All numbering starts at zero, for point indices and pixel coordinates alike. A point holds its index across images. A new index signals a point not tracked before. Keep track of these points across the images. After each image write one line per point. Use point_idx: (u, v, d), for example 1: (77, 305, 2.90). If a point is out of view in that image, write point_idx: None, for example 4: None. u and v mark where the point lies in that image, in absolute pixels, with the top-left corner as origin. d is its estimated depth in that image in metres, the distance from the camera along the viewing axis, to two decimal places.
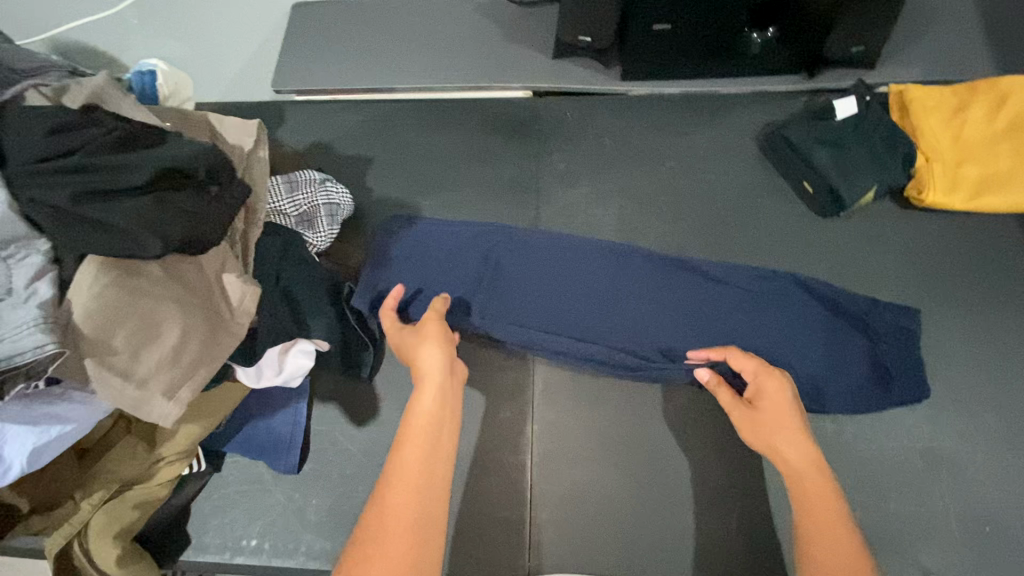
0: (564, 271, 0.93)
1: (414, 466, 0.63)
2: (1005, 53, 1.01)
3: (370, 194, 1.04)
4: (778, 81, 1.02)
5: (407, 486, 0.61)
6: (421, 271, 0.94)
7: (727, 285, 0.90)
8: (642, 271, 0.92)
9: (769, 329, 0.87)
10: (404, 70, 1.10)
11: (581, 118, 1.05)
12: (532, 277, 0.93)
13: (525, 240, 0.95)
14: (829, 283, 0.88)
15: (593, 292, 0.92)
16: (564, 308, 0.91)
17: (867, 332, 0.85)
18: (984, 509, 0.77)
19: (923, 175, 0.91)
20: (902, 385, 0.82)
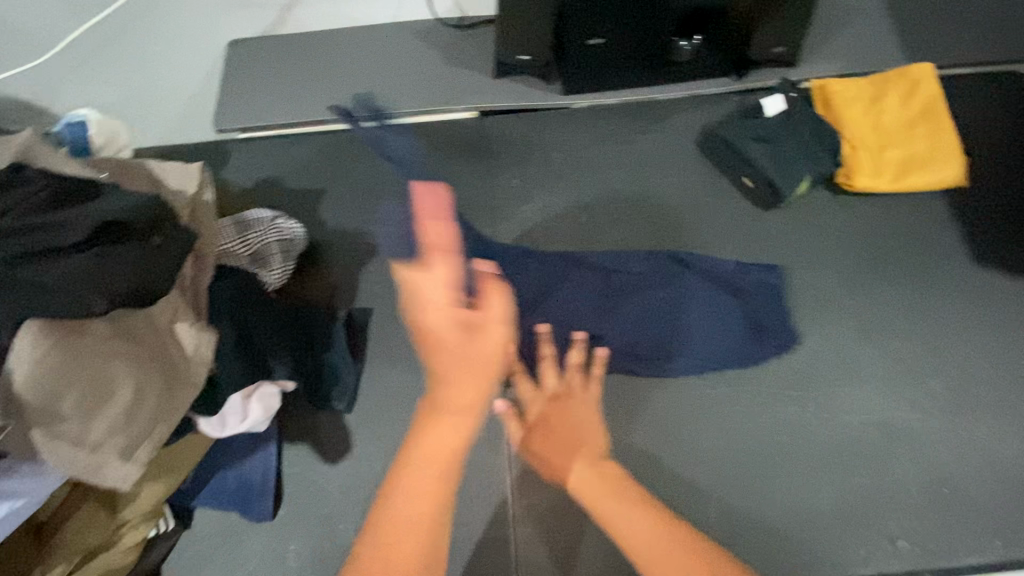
0: (532, 274, 0.95)
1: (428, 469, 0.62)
2: (913, 42, 1.09)
3: (324, 225, 1.03)
4: (712, 83, 1.07)
5: (422, 488, 0.60)
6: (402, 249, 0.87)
7: (614, 271, 0.94)
8: (605, 265, 0.95)
9: (655, 303, 0.91)
10: (348, 100, 1.10)
11: (528, 132, 1.07)
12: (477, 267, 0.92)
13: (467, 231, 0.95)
14: (703, 257, 0.94)
15: (560, 292, 0.93)
16: (533, 309, 0.92)
17: (739, 295, 0.91)
18: (940, 472, 0.81)
19: (850, 162, 0.97)
20: (775, 337, 0.88)
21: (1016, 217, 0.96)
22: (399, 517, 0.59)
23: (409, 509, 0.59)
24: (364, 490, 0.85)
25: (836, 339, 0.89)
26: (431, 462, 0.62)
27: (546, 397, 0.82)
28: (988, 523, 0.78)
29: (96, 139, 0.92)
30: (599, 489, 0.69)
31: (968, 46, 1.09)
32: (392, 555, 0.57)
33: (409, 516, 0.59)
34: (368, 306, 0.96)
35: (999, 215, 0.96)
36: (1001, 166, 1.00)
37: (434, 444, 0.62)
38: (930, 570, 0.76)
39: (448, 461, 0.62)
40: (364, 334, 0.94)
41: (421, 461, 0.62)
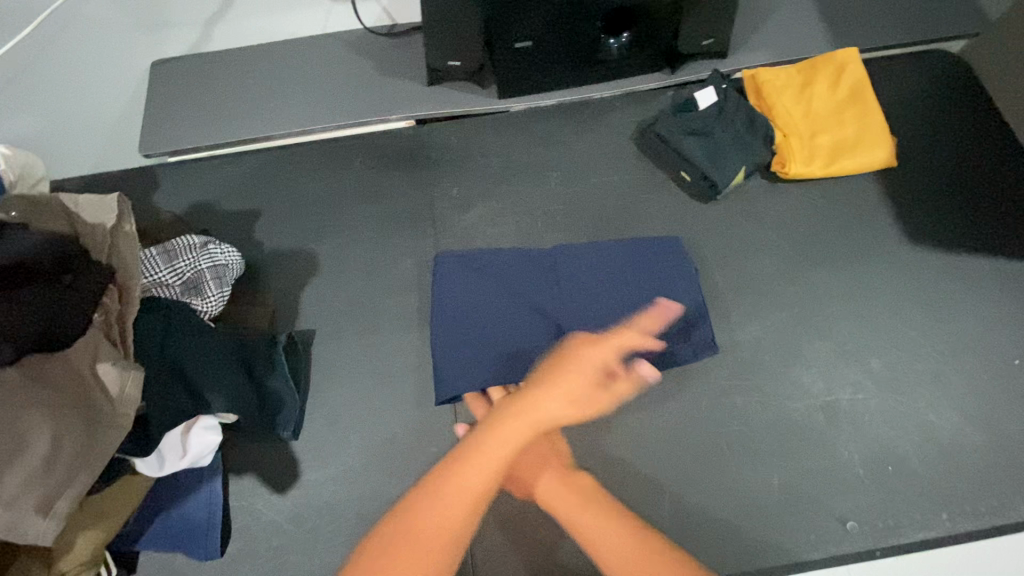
0: (498, 276, 0.94)
1: (471, 484, 0.62)
2: (838, 27, 1.11)
3: (261, 247, 1.00)
4: (646, 78, 1.07)
5: (452, 499, 0.61)
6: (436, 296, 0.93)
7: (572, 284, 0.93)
8: (584, 261, 0.94)
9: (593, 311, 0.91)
10: (279, 117, 1.07)
11: (466, 139, 1.06)
12: (469, 299, 0.92)
13: (464, 263, 0.95)
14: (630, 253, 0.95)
15: (525, 313, 0.91)
16: (495, 314, 0.91)
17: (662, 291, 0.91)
18: (884, 450, 0.83)
19: (782, 150, 0.98)
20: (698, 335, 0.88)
21: (944, 193, 0.99)
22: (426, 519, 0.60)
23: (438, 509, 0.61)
24: (315, 517, 0.83)
25: (778, 326, 0.90)
26: (477, 472, 0.63)
27: None
28: (931, 496, 0.80)
29: (8, 175, 0.88)
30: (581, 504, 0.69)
31: (890, 29, 1.11)
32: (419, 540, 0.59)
33: (443, 511, 0.61)
34: (310, 328, 0.94)
35: (928, 192, 0.99)
36: (927, 144, 1.03)
37: (481, 447, 0.64)
38: (878, 548, 0.78)
39: (493, 465, 0.64)
40: (307, 357, 0.92)
41: (473, 467, 0.63)
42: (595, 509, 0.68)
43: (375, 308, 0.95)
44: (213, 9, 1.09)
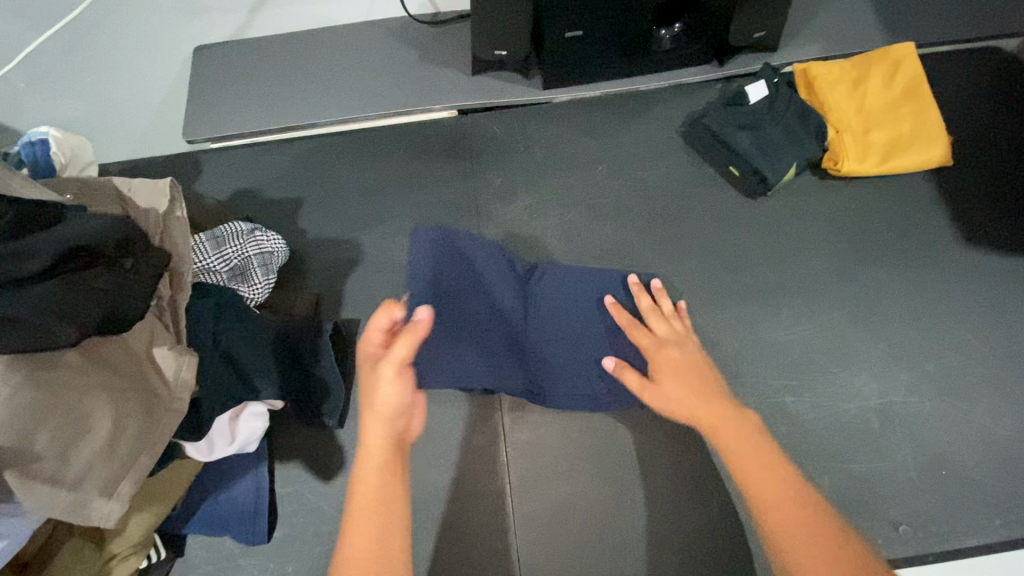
0: (477, 281, 0.90)
1: (369, 486, 0.61)
2: (892, 21, 1.08)
3: (305, 235, 1.00)
4: (693, 72, 1.06)
5: (364, 509, 0.60)
6: (417, 268, 0.85)
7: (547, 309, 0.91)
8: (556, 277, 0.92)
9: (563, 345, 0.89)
10: (322, 104, 1.07)
11: (510, 131, 1.05)
12: (444, 285, 0.87)
13: (458, 248, 0.90)
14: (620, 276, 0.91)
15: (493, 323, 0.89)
16: (468, 315, 0.88)
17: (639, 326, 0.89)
18: (939, 454, 0.81)
19: (836, 146, 0.96)
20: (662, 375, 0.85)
21: (1001, 194, 0.96)
22: (357, 536, 0.59)
23: (359, 529, 0.59)
24: None
25: (829, 326, 0.88)
26: (366, 480, 0.61)
27: (670, 343, 0.77)
28: (988, 501, 0.79)
29: (59, 158, 0.88)
30: (729, 429, 0.65)
31: (948, 23, 1.08)
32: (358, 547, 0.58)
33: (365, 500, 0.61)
34: (354, 317, 0.94)
35: (985, 193, 0.96)
36: (984, 143, 1.00)
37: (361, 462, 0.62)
38: (932, 553, 0.77)
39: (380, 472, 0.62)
40: (352, 345, 0.92)
41: (366, 458, 0.62)
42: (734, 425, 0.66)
43: None
44: None
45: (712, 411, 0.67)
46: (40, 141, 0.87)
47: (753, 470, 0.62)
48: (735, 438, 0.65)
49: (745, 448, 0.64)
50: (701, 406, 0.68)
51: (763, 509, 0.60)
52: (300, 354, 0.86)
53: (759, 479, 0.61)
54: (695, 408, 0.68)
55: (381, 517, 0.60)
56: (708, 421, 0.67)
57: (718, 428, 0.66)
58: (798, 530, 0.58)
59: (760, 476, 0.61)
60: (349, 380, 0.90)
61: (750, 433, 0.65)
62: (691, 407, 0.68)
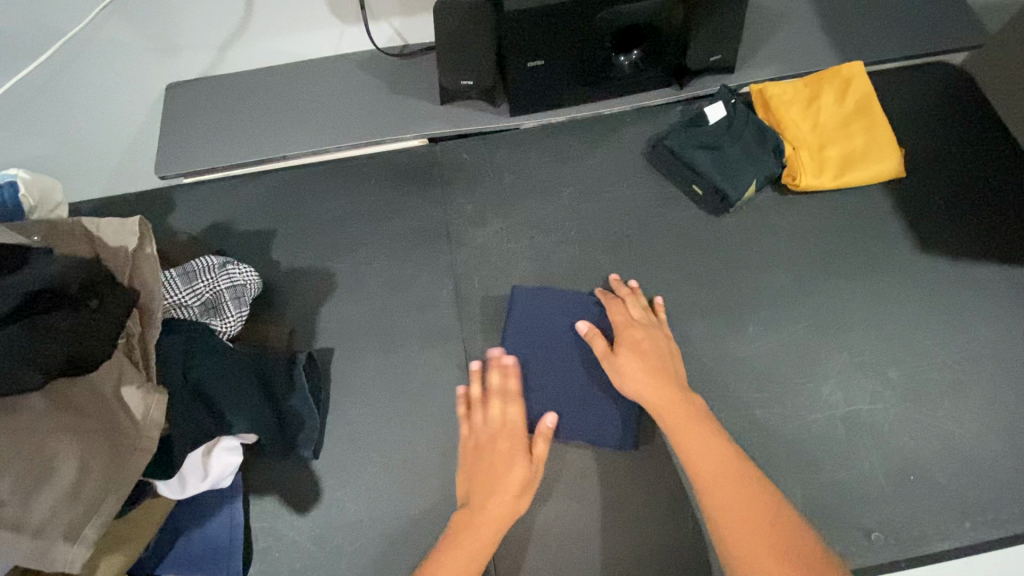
0: (540, 320, 0.91)
1: (489, 528, 0.73)
2: (842, 41, 1.13)
3: (277, 266, 1.01)
4: (655, 94, 1.09)
5: (484, 539, 0.72)
6: (515, 319, 0.91)
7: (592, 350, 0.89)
8: (558, 300, 0.93)
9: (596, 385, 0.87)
10: (295, 138, 1.09)
11: (480, 158, 1.08)
12: (522, 326, 0.91)
13: (526, 296, 0.93)
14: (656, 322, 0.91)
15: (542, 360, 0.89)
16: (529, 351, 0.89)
17: None
18: (907, 460, 0.83)
19: (793, 163, 1.00)
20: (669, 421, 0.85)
21: (953, 203, 1.00)
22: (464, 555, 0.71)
23: (474, 541, 0.72)
24: (337, 538, 0.83)
25: (794, 337, 0.90)
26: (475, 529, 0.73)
27: (639, 327, 0.86)
28: (956, 505, 0.80)
29: (27, 200, 0.89)
30: (681, 415, 0.76)
31: (894, 43, 1.13)
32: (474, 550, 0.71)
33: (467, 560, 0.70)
34: (327, 346, 0.94)
35: (938, 202, 1.00)
36: (936, 155, 1.04)
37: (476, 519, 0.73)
38: (904, 559, 0.78)
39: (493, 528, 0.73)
40: (325, 375, 0.92)
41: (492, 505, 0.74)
42: (693, 417, 0.76)
43: (393, 325, 0.95)
44: (230, 32, 1.09)
45: (659, 395, 0.78)
46: (8, 182, 0.88)
47: (699, 443, 0.73)
48: (683, 420, 0.75)
49: (693, 435, 0.74)
50: (658, 396, 0.78)
51: (711, 497, 0.69)
52: (278, 393, 0.85)
53: (703, 450, 0.72)
54: (642, 390, 0.79)
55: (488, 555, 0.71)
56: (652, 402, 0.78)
57: (661, 406, 0.77)
58: (740, 514, 0.67)
59: (705, 450, 0.72)
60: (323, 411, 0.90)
61: (700, 419, 0.75)
62: (647, 391, 0.79)
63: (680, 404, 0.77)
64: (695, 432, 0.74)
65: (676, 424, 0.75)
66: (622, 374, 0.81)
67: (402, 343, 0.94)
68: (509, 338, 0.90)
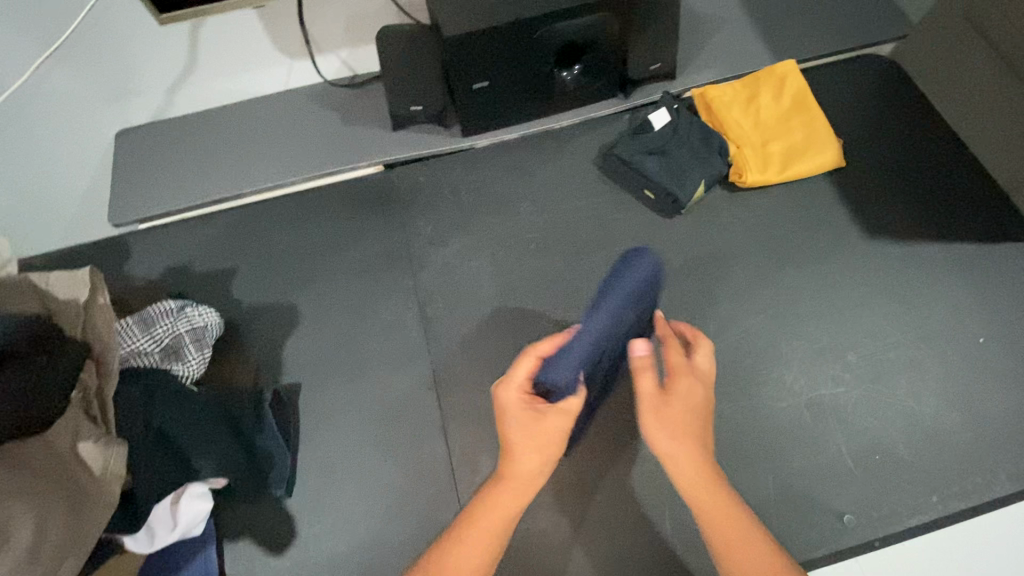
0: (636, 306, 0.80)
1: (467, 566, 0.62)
2: (775, 42, 1.17)
3: (239, 304, 1.00)
4: (602, 105, 1.12)
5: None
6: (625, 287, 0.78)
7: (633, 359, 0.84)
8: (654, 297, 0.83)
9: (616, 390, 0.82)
10: (250, 175, 1.09)
11: (436, 180, 1.09)
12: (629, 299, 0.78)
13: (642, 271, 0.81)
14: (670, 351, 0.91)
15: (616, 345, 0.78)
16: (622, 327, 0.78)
17: None
18: (872, 440, 0.85)
19: (738, 161, 1.03)
20: None
21: (893, 188, 1.04)
22: None
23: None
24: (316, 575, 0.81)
25: (754, 330, 0.92)
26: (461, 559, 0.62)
27: (698, 378, 0.67)
28: (922, 479, 0.82)
29: None
30: (708, 488, 0.62)
31: (825, 39, 1.18)
32: None
33: (467, 555, 0.62)
34: (294, 381, 0.93)
35: (880, 187, 1.04)
36: (873, 143, 1.08)
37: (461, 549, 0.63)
38: (877, 537, 0.79)
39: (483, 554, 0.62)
40: (294, 410, 0.91)
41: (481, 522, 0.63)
42: (721, 491, 0.63)
43: (360, 353, 0.94)
44: (177, 76, 1.09)
45: (693, 467, 0.62)
46: None
47: (720, 522, 0.62)
48: (711, 494, 0.62)
49: (723, 515, 0.62)
50: (688, 465, 0.63)
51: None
52: (247, 432, 0.84)
53: (729, 532, 0.61)
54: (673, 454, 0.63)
55: None
56: (684, 476, 0.63)
57: (692, 481, 0.62)
58: None
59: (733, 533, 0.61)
60: (294, 446, 0.89)
61: (728, 495, 0.63)
62: (677, 455, 0.63)
63: (713, 475, 0.63)
64: (726, 511, 0.62)
65: (702, 501, 0.63)
66: (658, 426, 0.63)
67: (371, 370, 0.93)
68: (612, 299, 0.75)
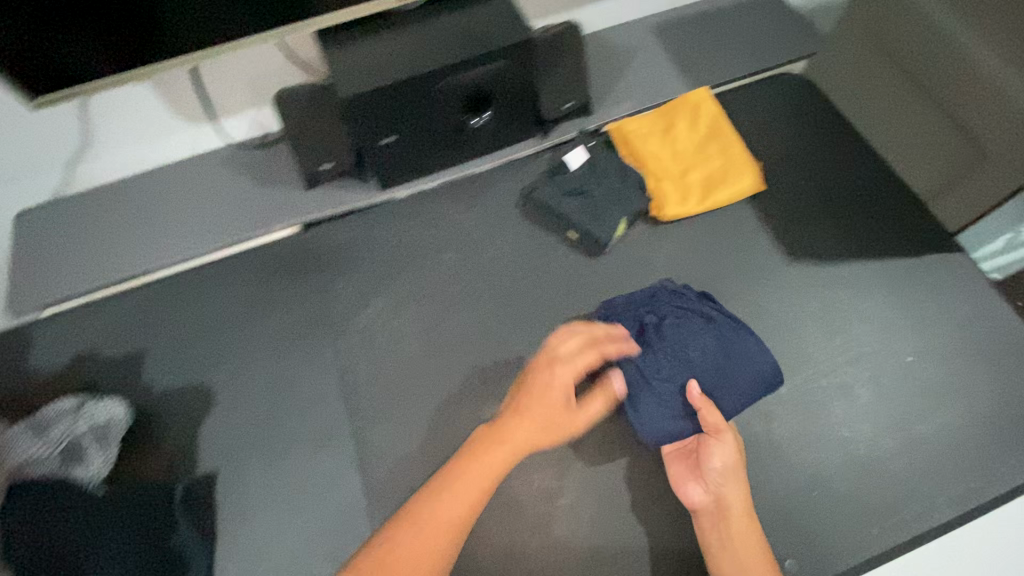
0: (716, 343, 0.83)
1: (456, 508, 0.71)
2: (689, 68, 1.18)
3: (150, 390, 0.94)
4: (520, 146, 1.10)
5: (440, 525, 0.69)
6: (709, 331, 0.84)
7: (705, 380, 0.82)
8: (741, 347, 0.83)
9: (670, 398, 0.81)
10: (158, 249, 1.04)
11: (355, 237, 1.05)
12: (710, 340, 0.84)
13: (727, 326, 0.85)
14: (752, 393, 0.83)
15: (686, 358, 0.82)
16: (699, 352, 0.83)
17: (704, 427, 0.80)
18: (808, 475, 0.83)
19: (657, 196, 1.02)
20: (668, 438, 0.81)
21: (813, 207, 1.04)
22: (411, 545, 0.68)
23: (440, 519, 0.70)
24: None
25: None
26: (457, 503, 0.71)
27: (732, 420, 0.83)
28: (860, 512, 0.81)
29: None
30: (737, 494, 0.77)
31: (737, 62, 1.18)
32: (428, 533, 0.69)
33: (455, 504, 0.71)
34: (210, 469, 0.88)
35: (802, 208, 1.04)
36: (792, 163, 1.08)
37: (458, 490, 0.72)
38: None
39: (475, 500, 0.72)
40: (210, 502, 0.85)
41: (477, 467, 0.73)
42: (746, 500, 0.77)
43: (281, 432, 0.90)
44: (71, 152, 1.04)
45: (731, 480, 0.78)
46: None
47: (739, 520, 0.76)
48: (737, 501, 0.77)
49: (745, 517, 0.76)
50: (731, 478, 0.78)
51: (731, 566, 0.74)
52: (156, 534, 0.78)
53: (741, 531, 0.75)
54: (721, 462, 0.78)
55: (445, 543, 0.69)
56: (724, 482, 0.78)
57: (729, 488, 0.77)
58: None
59: (745, 531, 0.75)
60: (210, 542, 0.82)
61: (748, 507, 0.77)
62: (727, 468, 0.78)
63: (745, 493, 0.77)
64: (747, 514, 0.76)
65: (733, 505, 0.77)
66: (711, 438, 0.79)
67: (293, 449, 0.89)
68: (699, 334, 0.84)
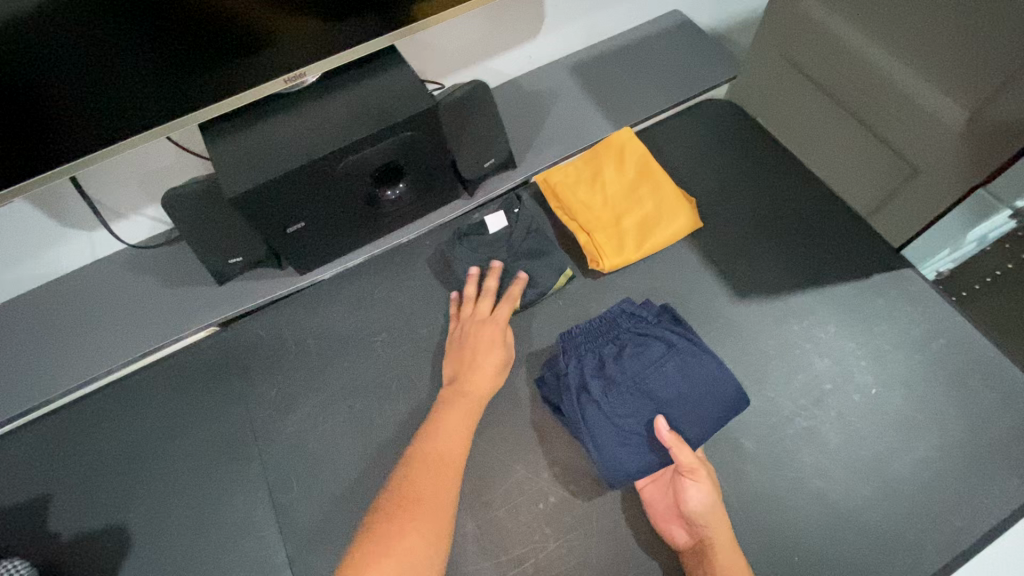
0: (680, 371, 0.81)
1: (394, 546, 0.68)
2: (612, 106, 1.14)
3: (58, 541, 0.83)
4: (446, 211, 1.05)
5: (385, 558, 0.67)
6: (672, 358, 0.82)
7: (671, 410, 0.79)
8: (701, 374, 0.80)
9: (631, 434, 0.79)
10: (53, 373, 0.93)
11: (277, 333, 0.97)
12: (673, 367, 0.81)
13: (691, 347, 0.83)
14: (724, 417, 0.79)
15: (647, 389, 0.81)
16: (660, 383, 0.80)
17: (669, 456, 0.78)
18: (785, 538, 0.77)
19: (592, 248, 0.97)
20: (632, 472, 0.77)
21: (754, 239, 1.00)
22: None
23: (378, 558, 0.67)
24: None
25: None
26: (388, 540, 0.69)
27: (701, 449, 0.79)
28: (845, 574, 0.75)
29: None
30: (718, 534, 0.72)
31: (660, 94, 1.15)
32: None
33: (392, 544, 0.68)
34: None
35: (743, 241, 0.99)
36: (728, 194, 1.05)
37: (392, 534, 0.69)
38: None
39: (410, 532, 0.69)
40: None
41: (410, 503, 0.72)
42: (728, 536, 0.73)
43: (210, 570, 0.80)
44: None
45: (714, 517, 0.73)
46: None
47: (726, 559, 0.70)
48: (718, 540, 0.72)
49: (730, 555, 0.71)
50: (711, 515, 0.73)
51: None
52: None
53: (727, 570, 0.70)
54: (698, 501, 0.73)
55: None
56: (706, 519, 0.73)
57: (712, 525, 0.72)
58: None
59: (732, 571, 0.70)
60: None
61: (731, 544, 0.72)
62: (706, 508, 0.73)
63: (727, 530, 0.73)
64: (731, 553, 0.71)
65: (717, 543, 0.72)
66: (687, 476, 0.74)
67: None
68: (661, 362, 0.82)
